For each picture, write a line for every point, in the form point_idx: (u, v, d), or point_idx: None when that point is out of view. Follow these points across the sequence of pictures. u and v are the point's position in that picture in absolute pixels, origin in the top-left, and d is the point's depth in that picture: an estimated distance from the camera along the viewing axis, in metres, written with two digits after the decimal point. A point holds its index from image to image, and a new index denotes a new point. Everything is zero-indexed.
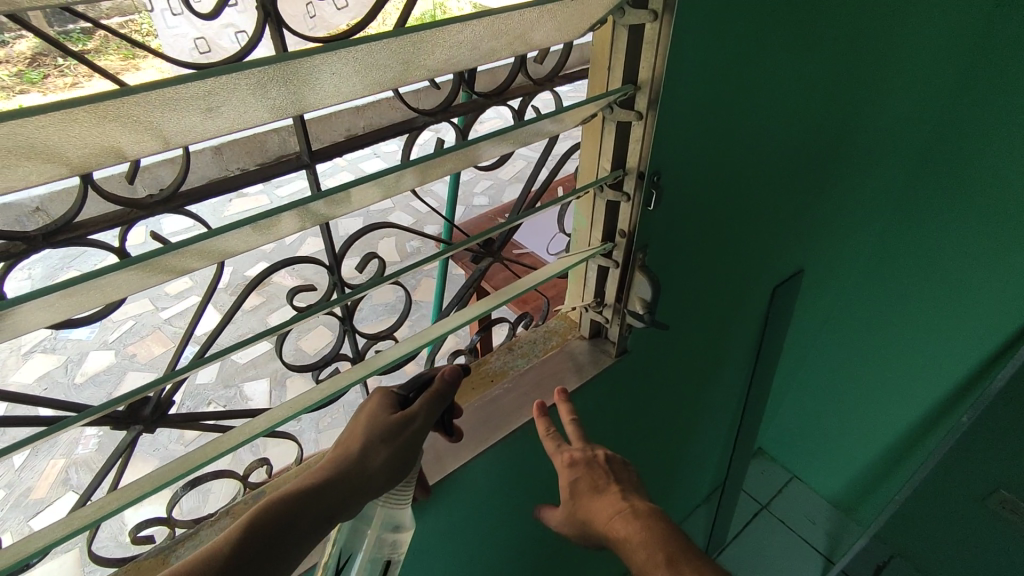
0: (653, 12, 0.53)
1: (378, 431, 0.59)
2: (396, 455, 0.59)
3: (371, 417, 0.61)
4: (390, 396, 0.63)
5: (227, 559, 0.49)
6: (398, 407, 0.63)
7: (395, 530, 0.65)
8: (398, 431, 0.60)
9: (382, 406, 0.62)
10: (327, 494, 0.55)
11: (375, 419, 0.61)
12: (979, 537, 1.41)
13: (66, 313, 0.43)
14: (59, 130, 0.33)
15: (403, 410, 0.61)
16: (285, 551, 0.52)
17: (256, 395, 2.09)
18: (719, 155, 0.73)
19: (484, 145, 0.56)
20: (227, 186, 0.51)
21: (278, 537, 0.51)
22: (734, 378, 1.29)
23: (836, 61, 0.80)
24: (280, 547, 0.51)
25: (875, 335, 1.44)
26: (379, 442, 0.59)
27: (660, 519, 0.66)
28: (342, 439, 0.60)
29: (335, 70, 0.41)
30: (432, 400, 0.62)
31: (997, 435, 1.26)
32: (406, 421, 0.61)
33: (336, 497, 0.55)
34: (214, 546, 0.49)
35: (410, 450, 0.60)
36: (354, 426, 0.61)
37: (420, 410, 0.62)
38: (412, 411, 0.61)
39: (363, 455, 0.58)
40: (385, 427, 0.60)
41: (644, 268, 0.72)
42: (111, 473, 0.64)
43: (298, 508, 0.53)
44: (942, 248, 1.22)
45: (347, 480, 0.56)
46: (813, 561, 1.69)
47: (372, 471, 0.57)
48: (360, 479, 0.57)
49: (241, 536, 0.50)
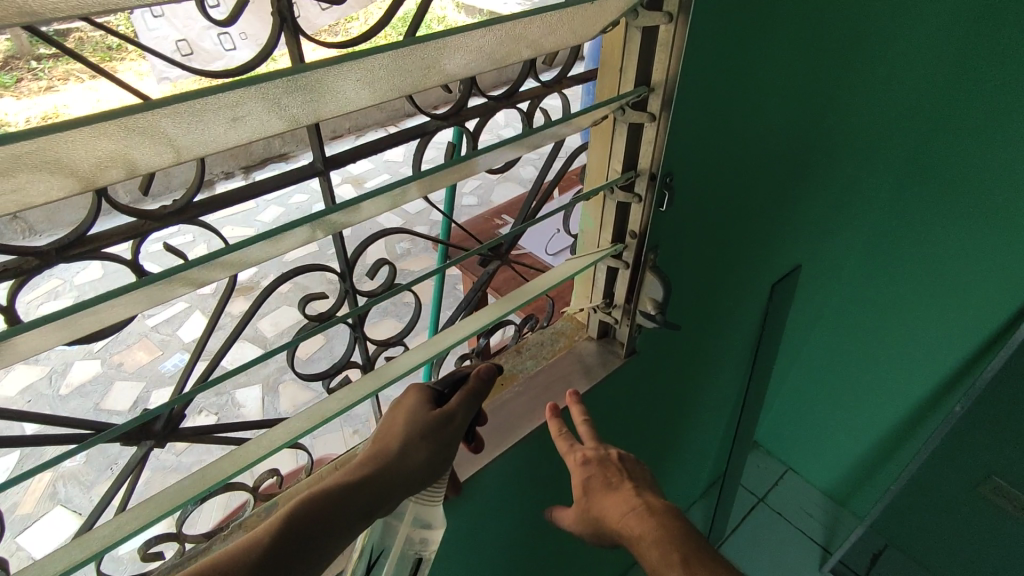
0: (668, 14, 0.54)
1: (418, 427, 0.61)
2: (435, 452, 0.60)
3: (411, 412, 0.62)
4: (428, 391, 0.64)
5: (275, 548, 0.50)
6: (435, 404, 0.63)
7: (424, 528, 0.66)
8: (438, 430, 0.61)
9: (420, 401, 0.63)
10: (370, 488, 0.56)
11: (415, 414, 0.62)
12: (973, 524, 1.44)
13: (85, 332, 0.42)
14: (85, 145, 0.32)
15: (442, 408, 0.62)
16: (329, 541, 0.53)
17: (249, 402, 2.06)
18: (726, 155, 0.74)
19: (503, 151, 0.56)
20: (242, 195, 0.50)
21: (324, 529, 0.53)
22: (733, 374, 1.30)
23: (836, 61, 0.81)
24: (324, 538, 0.53)
25: (867, 328, 1.46)
26: (420, 438, 0.60)
27: (676, 518, 0.65)
28: (382, 432, 0.61)
29: (362, 78, 0.40)
30: (468, 397, 0.63)
31: (990, 424, 1.28)
32: (444, 419, 0.62)
33: (378, 491, 0.57)
34: (262, 533, 0.50)
35: (448, 447, 0.61)
36: (393, 421, 0.62)
37: (458, 408, 0.63)
38: (450, 408, 0.62)
39: (405, 450, 0.59)
40: (425, 424, 0.61)
41: (655, 268, 0.74)
42: (121, 490, 0.63)
43: (341, 501, 0.54)
44: (933, 242, 1.24)
45: (389, 475, 0.58)
46: (811, 552, 1.71)
47: (413, 468, 0.59)
48: (401, 475, 0.58)
49: (288, 527, 0.51)
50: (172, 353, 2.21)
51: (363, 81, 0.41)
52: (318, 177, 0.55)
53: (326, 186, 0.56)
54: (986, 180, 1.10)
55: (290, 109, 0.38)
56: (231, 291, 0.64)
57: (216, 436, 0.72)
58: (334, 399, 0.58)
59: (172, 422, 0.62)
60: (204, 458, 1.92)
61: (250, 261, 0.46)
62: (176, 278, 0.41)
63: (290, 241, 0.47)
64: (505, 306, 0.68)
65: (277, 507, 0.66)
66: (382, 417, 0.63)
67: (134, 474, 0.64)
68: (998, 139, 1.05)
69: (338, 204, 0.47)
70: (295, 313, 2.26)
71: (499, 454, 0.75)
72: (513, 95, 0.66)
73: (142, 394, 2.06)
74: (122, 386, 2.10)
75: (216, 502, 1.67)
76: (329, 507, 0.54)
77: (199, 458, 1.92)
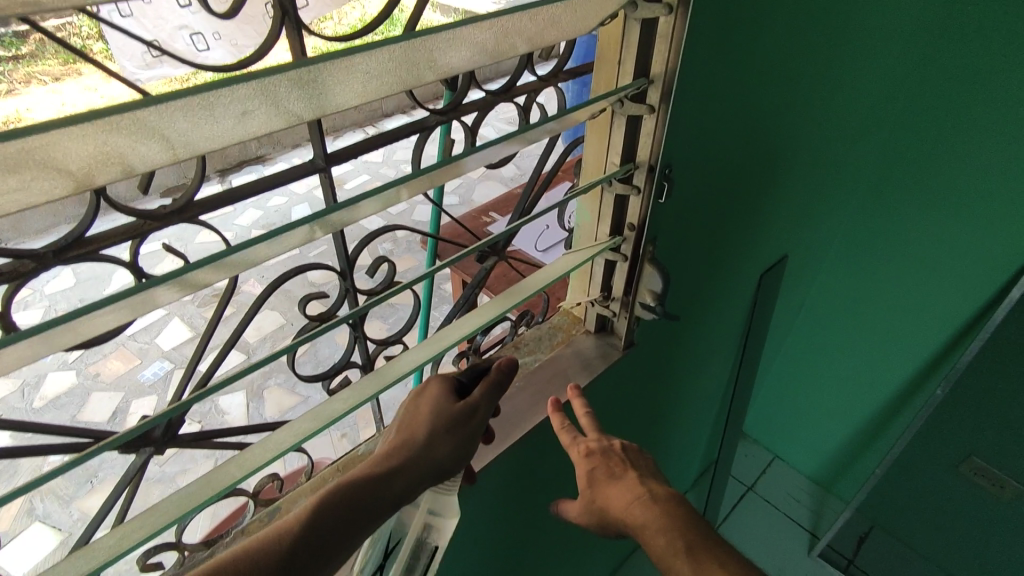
0: (668, 6, 0.54)
1: (443, 419, 0.64)
2: (459, 444, 0.64)
3: (436, 404, 0.65)
4: (450, 382, 0.68)
5: (309, 531, 0.52)
6: (457, 396, 0.67)
7: (440, 517, 0.68)
8: (461, 421, 0.64)
9: (443, 393, 0.66)
10: (399, 478, 0.59)
11: (439, 406, 0.65)
12: (955, 503, 1.48)
13: (88, 335, 0.40)
14: (90, 140, 0.31)
15: (465, 400, 0.66)
16: (361, 527, 0.56)
17: (233, 409, 2.03)
18: (721, 146, 0.74)
19: (508, 144, 0.56)
20: (244, 193, 0.49)
21: (355, 513, 0.55)
22: (723, 364, 1.32)
23: (825, 54, 0.83)
24: (357, 523, 0.55)
25: (850, 316, 1.49)
26: (445, 430, 0.63)
27: (680, 505, 0.64)
28: (407, 422, 0.64)
29: (372, 70, 0.40)
30: (491, 390, 0.67)
31: (970, 405, 1.32)
32: (467, 410, 0.65)
33: (405, 480, 0.59)
34: (298, 516, 0.53)
35: (470, 438, 0.65)
36: (417, 411, 0.65)
37: (480, 401, 0.67)
38: (474, 401, 0.66)
39: (431, 441, 0.62)
40: (450, 416, 0.64)
41: (653, 260, 0.75)
42: (118, 501, 0.61)
43: (371, 487, 0.57)
44: (914, 230, 1.27)
45: (416, 465, 0.60)
46: (799, 537, 1.74)
47: (438, 458, 0.62)
48: (427, 465, 0.61)
49: (322, 510, 0.53)
50: (151, 362, 2.17)
51: (373, 73, 0.40)
52: (319, 174, 0.55)
53: (327, 183, 0.55)
54: (962, 168, 1.14)
55: (301, 103, 0.38)
56: (231, 293, 0.64)
57: (215, 442, 0.71)
58: (338, 400, 0.57)
59: (171, 429, 0.61)
60: (188, 467, 1.89)
61: (257, 260, 0.45)
62: (184, 277, 0.41)
63: (297, 239, 0.46)
64: (504, 303, 0.68)
65: (280, 512, 0.65)
66: (405, 407, 0.66)
67: (132, 483, 0.63)
68: (974, 127, 1.08)
69: (339, 203, 0.46)
70: (278, 317, 2.23)
71: (503, 450, 0.75)
72: (510, 89, 0.66)
73: (121, 404, 2.01)
74: (100, 397, 2.05)
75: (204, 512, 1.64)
76: (362, 494, 0.56)
77: (183, 467, 1.88)
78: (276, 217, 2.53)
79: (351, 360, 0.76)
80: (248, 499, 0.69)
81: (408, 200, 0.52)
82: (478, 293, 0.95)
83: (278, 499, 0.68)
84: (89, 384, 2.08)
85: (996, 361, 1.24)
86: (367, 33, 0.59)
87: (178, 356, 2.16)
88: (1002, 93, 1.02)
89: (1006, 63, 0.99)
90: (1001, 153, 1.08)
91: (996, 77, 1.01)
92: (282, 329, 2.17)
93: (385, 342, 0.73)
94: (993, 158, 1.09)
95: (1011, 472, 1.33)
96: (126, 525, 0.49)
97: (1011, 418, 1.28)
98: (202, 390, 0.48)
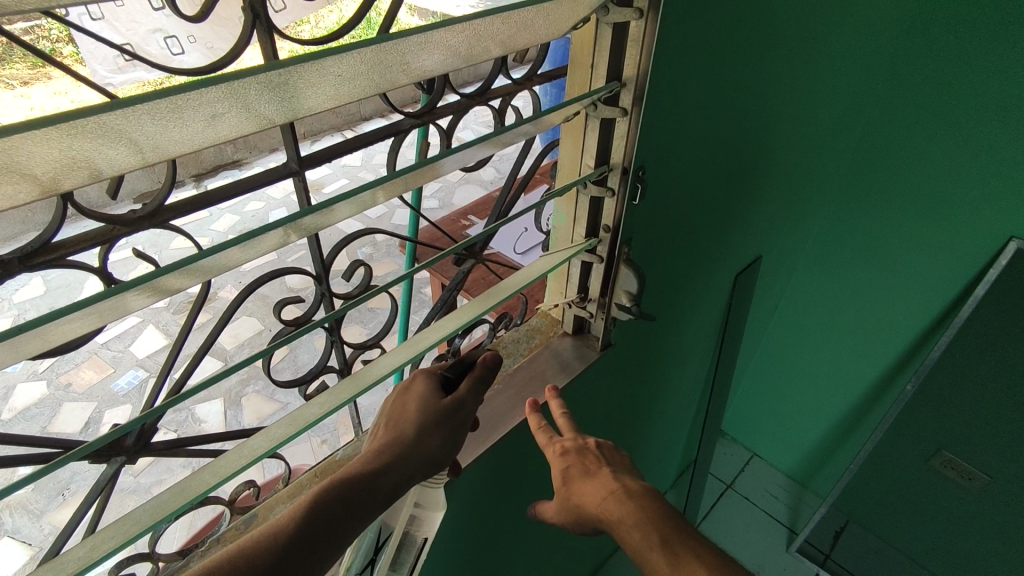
0: (638, 10, 0.55)
1: (431, 415, 0.64)
2: (448, 439, 0.64)
3: (422, 401, 0.65)
4: (435, 378, 0.68)
5: (302, 527, 0.52)
6: (443, 391, 0.67)
7: (427, 509, 0.68)
8: (449, 416, 0.64)
9: (430, 389, 0.66)
10: (390, 473, 0.59)
11: (426, 402, 0.65)
12: (927, 496, 1.51)
13: (56, 342, 0.40)
14: (51, 141, 0.30)
15: (452, 396, 0.66)
16: (354, 522, 0.56)
17: (210, 417, 2.00)
18: (693, 149, 0.76)
19: (483, 148, 0.56)
20: (215, 197, 0.49)
21: (348, 509, 0.55)
22: (700, 363, 1.34)
23: (794, 59, 0.85)
24: (349, 520, 0.55)
25: (823, 314, 1.52)
26: (434, 425, 0.63)
27: (655, 499, 0.65)
28: (394, 420, 0.64)
29: (343, 74, 0.39)
30: (477, 384, 0.67)
31: (939, 400, 1.35)
32: (454, 406, 0.65)
33: (397, 476, 0.60)
34: (290, 513, 0.53)
35: (458, 432, 0.65)
36: (405, 409, 0.65)
37: (467, 396, 0.67)
38: (460, 396, 0.66)
39: (419, 437, 0.62)
40: (437, 411, 0.64)
41: (629, 261, 0.75)
42: (88, 512, 0.60)
43: (363, 483, 0.57)
44: (884, 231, 1.30)
45: (406, 461, 0.61)
46: (778, 533, 1.77)
47: (428, 453, 0.62)
48: (417, 460, 0.61)
49: (314, 507, 0.54)
50: (125, 370, 2.12)
51: (345, 76, 0.40)
52: (293, 178, 0.55)
53: (301, 188, 0.55)
54: (926, 170, 1.16)
55: (273, 105, 0.38)
56: (206, 296, 0.62)
57: (189, 450, 0.70)
58: (314, 404, 0.57)
59: (143, 438, 0.60)
60: (164, 477, 1.85)
61: (230, 264, 0.45)
62: (153, 283, 0.40)
63: (272, 242, 0.46)
64: (482, 304, 0.68)
65: (256, 519, 0.64)
66: (393, 405, 0.66)
67: (103, 493, 0.62)
68: (938, 129, 1.11)
69: (312, 206, 0.45)
70: (256, 323, 2.20)
71: (482, 452, 0.75)
72: (485, 93, 0.66)
73: (94, 414, 1.97)
74: (71, 407, 2.00)
75: (181, 522, 1.62)
76: (354, 491, 0.56)
77: (158, 477, 1.84)
78: (252, 222, 2.50)
79: (328, 365, 0.76)
80: (224, 507, 0.68)
81: (383, 203, 0.52)
82: (457, 296, 0.95)
83: (254, 506, 0.67)
84: (60, 394, 2.04)
85: (964, 356, 1.27)
86: (340, 37, 0.59)
87: (152, 364, 2.13)
88: (964, 96, 1.05)
89: (968, 65, 1.02)
90: (962, 157, 1.10)
91: (959, 80, 1.04)
92: (260, 334, 2.15)
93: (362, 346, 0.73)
94: (955, 161, 1.12)
95: (980, 464, 1.37)
96: (96, 536, 0.48)
97: (979, 411, 1.32)
98: (172, 397, 0.47)
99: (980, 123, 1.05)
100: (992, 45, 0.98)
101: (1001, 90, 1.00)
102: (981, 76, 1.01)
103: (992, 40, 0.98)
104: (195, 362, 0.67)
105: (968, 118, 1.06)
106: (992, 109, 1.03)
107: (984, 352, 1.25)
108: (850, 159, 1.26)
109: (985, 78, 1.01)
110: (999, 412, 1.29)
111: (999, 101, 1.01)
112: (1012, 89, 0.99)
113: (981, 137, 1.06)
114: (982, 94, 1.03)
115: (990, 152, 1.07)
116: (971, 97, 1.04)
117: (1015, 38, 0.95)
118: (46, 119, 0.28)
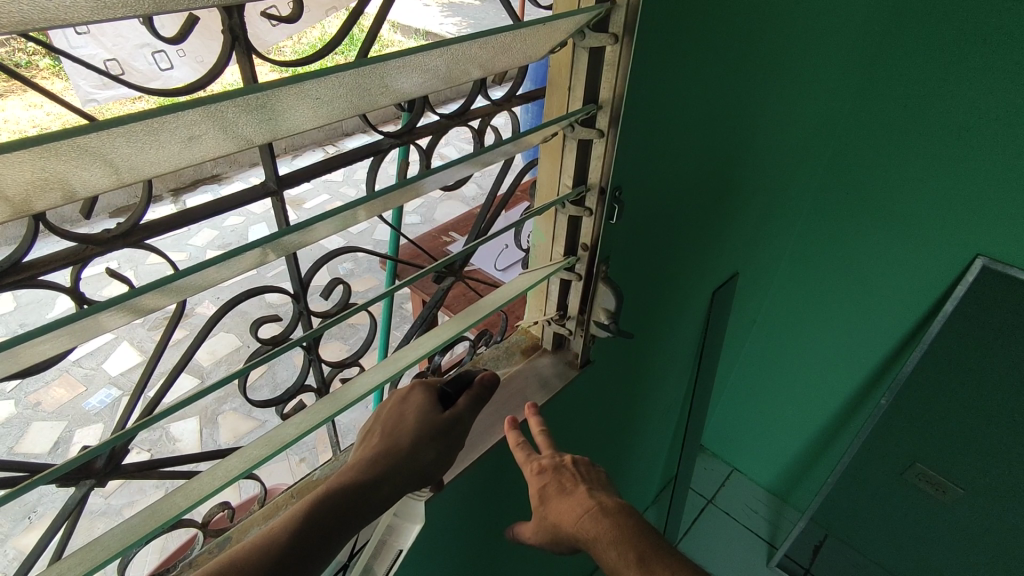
0: (613, 36, 0.56)
1: (428, 429, 0.63)
2: (442, 453, 0.64)
3: (420, 413, 0.65)
4: (432, 393, 0.67)
5: (295, 538, 0.52)
6: (441, 406, 0.67)
7: (403, 520, 0.68)
8: (446, 431, 0.64)
9: (428, 403, 0.66)
10: (382, 486, 0.59)
11: (423, 416, 0.64)
12: (903, 507, 1.53)
13: (25, 363, 0.39)
14: (23, 163, 0.30)
15: (450, 411, 0.66)
16: (346, 533, 0.55)
17: (186, 435, 1.96)
18: (669, 169, 0.77)
19: (460, 171, 0.56)
20: (191, 216, 0.49)
21: (342, 520, 0.55)
22: (680, 378, 1.35)
23: (767, 83, 0.88)
24: (340, 533, 0.55)
25: (798, 330, 1.55)
26: (430, 440, 0.63)
27: (631, 516, 0.65)
28: (390, 427, 0.63)
29: (321, 98, 0.40)
30: (474, 401, 0.68)
31: (913, 414, 1.38)
32: (452, 422, 0.66)
33: (390, 487, 0.59)
34: (284, 522, 0.52)
35: (453, 447, 0.65)
36: (401, 418, 0.64)
37: (464, 412, 0.67)
38: (458, 412, 0.66)
39: (417, 449, 0.62)
40: (434, 426, 0.64)
41: (607, 279, 0.77)
42: (57, 536, 0.59)
43: (358, 494, 0.57)
44: (856, 249, 1.33)
45: (401, 473, 0.60)
46: (757, 547, 1.78)
47: (422, 466, 0.62)
48: (412, 471, 0.61)
49: (309, 517, 0.53)
50: (97, 388, 2.08)
51: (324, 98, 0.40)
52: (270, 197, 0.55)
53: (279, 207, 0.55)
54: (895, 189, 1.20)
55: (252, 126, 0.38)
56: (180, 316, 0.61)
57: (162, 472, 0.69)
58: (292, 423, 0.56)
59: (114, 460, 0.59)
60: (137, 498, 1.81)
61: (205, 284, 0.44)
62: (129, 303, 0.39)
63: (250, 261, 0.45)
64: (465, 321, 0.67)
65: (231, 542, 0.63)
66: (388, 412, 0.65)
67: (70, 518, 0.60)
68: (906, 149, 1.14)
69: (291, 226, 0.45)
70: (234, 339, 2.17)
71: (464, 469, 0.75)
72: (465, 113, 0.67)
73: (64, 434, 1.91)
74: (41, 427, 1.94)
75: (154, 545, 1.58)
76: (346, 503, 0.56)
77: (130, 499, 1.80)
78: (232, 238, 2.47)
79: (306, 383, 0.75)
80: (196, 531, 0.66)
81: (364, 222, 0.51)
82: (436, 314, 0.94)
83: (228, 528, 0.66)
84: (29, 414, 1.97)
85: (936, 370, 1.30)
86: (322, 57, 0.59)
87: (125, 382, 2.08)
88: (931, 116, 1.09)
89: (933, 87, 1.06)
90: (928, 175, 1.14)
91: (927, 100, 1.08)
92: (237, 351, 2.12)
93: (340, 365, 0.73)
94: (923, 182, 1.15)
95: (953, 477, 1.40)
96: (64, 561, 0.47)
97: (951, 426, 1.34)
98: (144, 419, 0.46)
99: (946, 143, 1.09)
100: (957, 65, 1.02)
101: (965, 111, 1.04)
102: (946, 96, 1.05)
103: (957, 62, 1.01)
104: (170, 382, 0.66)
105: (934, 138, 1.10)
106: (956, 128, 1.06)
107: (953, 367, 1.28)
108: (824, 178, 1.29)
109: (950, 99, 1.05)
110: (970, 426, 1.31)
111: (963, 121, 1.05)
112: (976, 109, 1.03)
113: (947, 157, 1.10)
114: (947, 115, 1.06)
115: (955, 174, 1.10)
116: (936, 118, 1.08)
117: (978, 60, 0.99)
118: (19, 143, 0.28)
